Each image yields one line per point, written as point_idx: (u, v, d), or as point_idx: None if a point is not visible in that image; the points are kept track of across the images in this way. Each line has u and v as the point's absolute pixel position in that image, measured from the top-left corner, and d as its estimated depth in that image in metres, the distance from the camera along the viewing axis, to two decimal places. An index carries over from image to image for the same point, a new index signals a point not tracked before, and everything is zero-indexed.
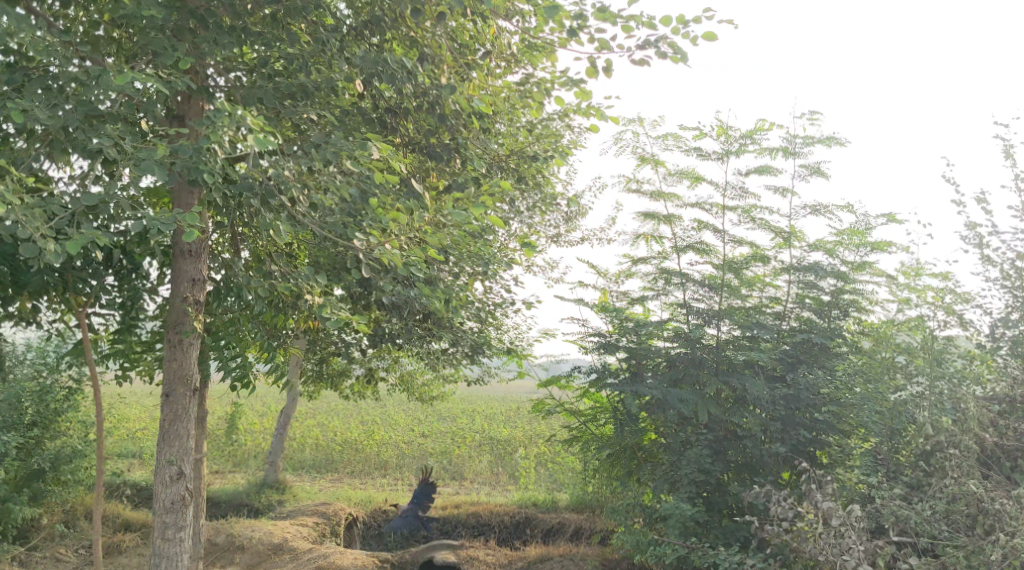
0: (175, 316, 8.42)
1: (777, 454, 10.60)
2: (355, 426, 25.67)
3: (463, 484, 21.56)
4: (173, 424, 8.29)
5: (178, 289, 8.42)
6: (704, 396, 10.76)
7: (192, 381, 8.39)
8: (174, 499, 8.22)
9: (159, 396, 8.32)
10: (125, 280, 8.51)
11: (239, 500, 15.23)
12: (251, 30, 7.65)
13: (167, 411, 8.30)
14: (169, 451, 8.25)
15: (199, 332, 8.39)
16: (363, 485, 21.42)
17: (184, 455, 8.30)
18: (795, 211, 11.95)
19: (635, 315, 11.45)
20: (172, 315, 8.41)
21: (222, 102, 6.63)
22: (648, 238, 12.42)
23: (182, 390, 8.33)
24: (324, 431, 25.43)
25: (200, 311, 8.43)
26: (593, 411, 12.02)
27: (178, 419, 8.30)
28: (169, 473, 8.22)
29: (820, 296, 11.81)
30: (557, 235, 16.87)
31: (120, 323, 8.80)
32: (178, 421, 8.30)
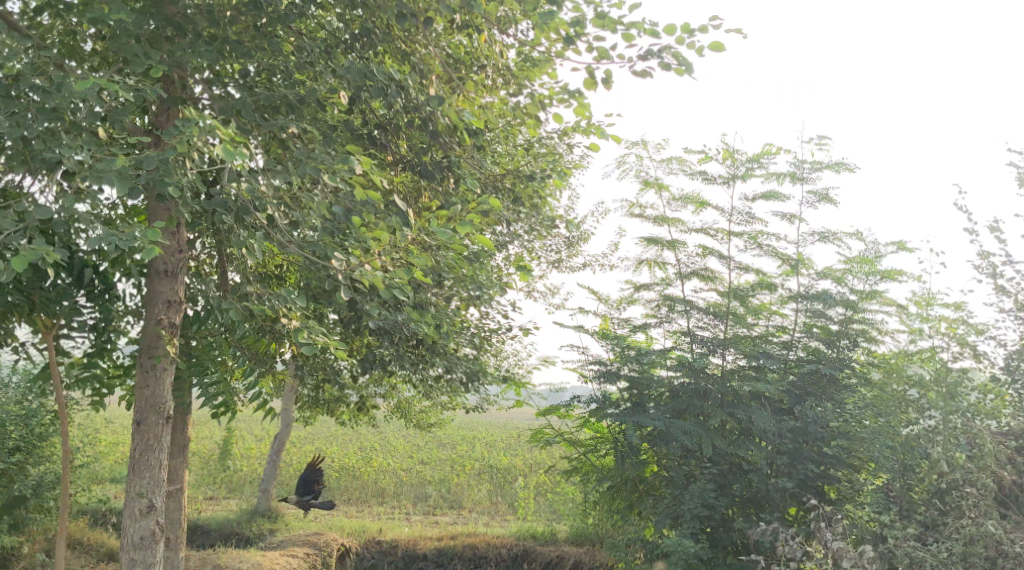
0: (149, 340, 8.11)
1: (784, 489, 10.23)
2: (352, 453, 25.27)
3: (461, 513, 21.12)
4: (144, 455, 7.93)
5: (153, 311, 8.12)
6: (708, 428, 10.41)
7: (165, 409, 8.04)
8: (143, 535, 7.84)
9: (131, 425, 7.98)
10: (97, 300, 8.22)
11: (230, 529, 14.84)
12: (231, 40, 7.41)
13: (138, 440, 7.95)
14: (139, 484, 7.89)
15: (173, 357, 8.06)
16: (360, 513, 21.00)
17: (154, 488, 7.94)
18: (803, 237, 11.62)
19: (636, 343, 11.11)
20: (145, 339, 8.11)
21: (189, 111, 6.38)
22: (651, 264, 12.10)
23: (154, 418, 7.98)
24: (321, 458, 25.03)
25: (175, 334, 8.12)
26: (593, 442, 11.69)
27: (149, 450, 7.94)
28: (138, 506, 7.86)
29: (828, 326, 11.49)
30: (558, 260, 16.58)
31: (92, 346, 8.49)
32: (149, 451, 7.95)
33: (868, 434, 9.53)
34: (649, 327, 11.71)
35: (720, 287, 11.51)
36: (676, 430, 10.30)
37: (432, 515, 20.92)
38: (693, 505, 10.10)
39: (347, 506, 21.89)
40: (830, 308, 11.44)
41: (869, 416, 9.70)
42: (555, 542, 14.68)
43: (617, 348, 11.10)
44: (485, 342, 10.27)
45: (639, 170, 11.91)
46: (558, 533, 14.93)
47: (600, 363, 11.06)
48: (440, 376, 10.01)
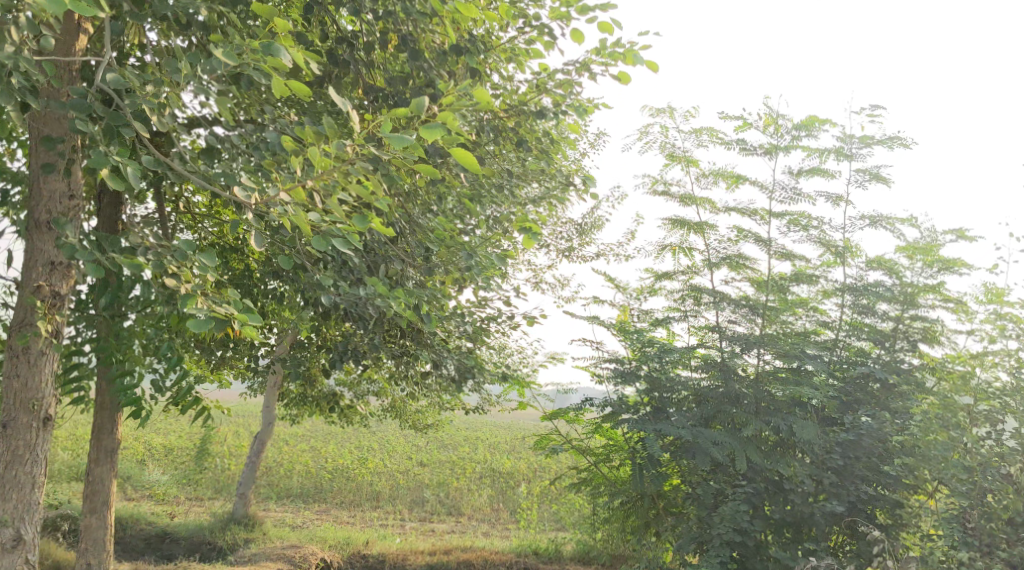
0: (22, 314, 6.83)
1: (831, 513, 8.77)
2: (347, 453, 23.85)
3: (460, 521, 19.72)
4: (10, 468, 6.69)
5: (30, 275, 6.80)
6: (740, 438, 8.96)
7: (41, 408, 6.80)
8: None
9: None
10: None
11: (201, 538, 13.41)
12: None
13: (5, 449, 6.71)
14: (4, 507, 6.65)
15: (49, 338, 6.75)
16: (351, 519, 19.59)
17: (23, 514, 6.70)
18: (850, 222, 10.16)
19: (659, 338, 9.65)
20: (18, 312, 6.83)
21: None
22: (675, 249, 10.65)
23: (25, 420, 6.74)
24: (314, 457, 23.64)
25: (55, 305, 6.79)
26: (605, 450, 10.30)
27: (16, 462, 6.70)
28: (4, 538, 6.62)
29: (877, 323, 10.04)
30: (569, 248, 15.17)
31: None
32: (16, 463, 6.70)
33: (937, 452, 8.08)
34: (672, 321, 10.23)
35: (756, 278, 10.04)
36: (704, 441, 8.81)
37: (428, 522, 19.52)
38: (724, 530, 8.63)
39: (338, 510, 20.47)
40: (875, 301, 9.99)
41: (936, 428, 8.24)
42: (560, 560, 13.23)
43: (637, 344, 9.63)
44: (485, 334, 8.84)
45: (665, 142, 10.41)
46: (563, 549, 13.48)
47: (618, 361, 9.59)
48: (429, 371, 8.59)
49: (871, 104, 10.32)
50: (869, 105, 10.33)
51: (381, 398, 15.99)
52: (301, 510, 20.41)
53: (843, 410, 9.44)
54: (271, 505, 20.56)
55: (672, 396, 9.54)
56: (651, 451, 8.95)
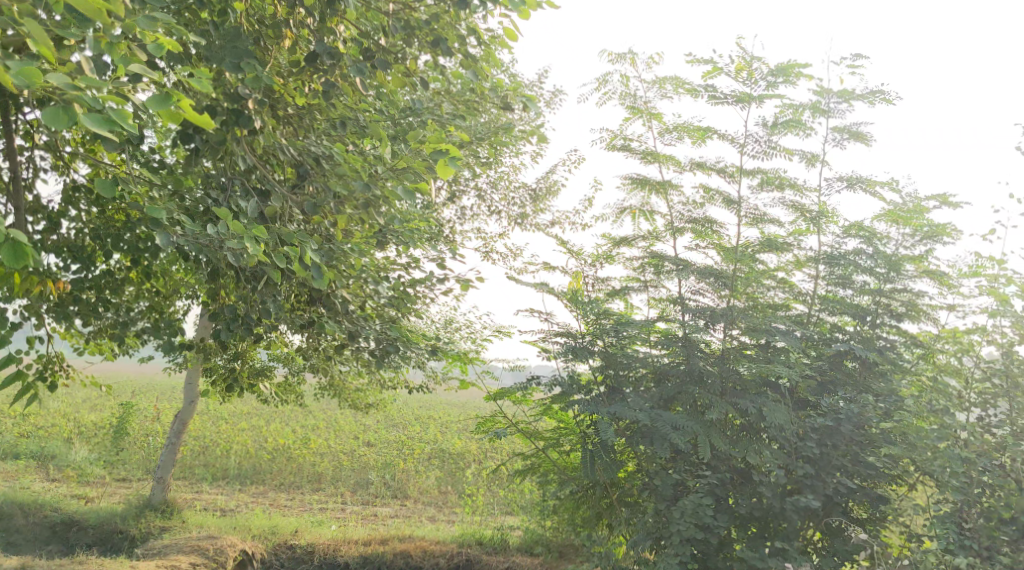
0: None
1: (805, 507, 7.76)
2: (289, 433, 22.64)
3: (405, 505, 18.64)
4: None
5: None
6: (705, 422, 7.92)
7: None
8: None
9: None
10: None
11: (112, 526, 12.27)
12: None
13: None
14: None
15: None
16: (289, 503, 18.43)
17: None
18: (828, 183, 9.16)
19: (615, 310, 8.61)
20: None
21: None
22: (634, 213, 9.59)
23: None
24: (255, 435, 22.40)
25: None
26: (555, 434, 9.24)
27: None
28: None
29: (855, 296, 9.06)
30: (522, 215, 14.07)
31: None
32: None
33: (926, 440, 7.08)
34: (631, 293, 9.17)
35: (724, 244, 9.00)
36: (664, 425, 7.75)
37: (371, 506, 18.44)
38: (684, 528, 7.57)
39: (276, 492, 19.30)
40: (853, 269, 9.03)
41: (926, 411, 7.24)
42: (507, 552, 12.16)
43: (591, 316, 8.56)
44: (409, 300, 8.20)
45: (625, 92, 9.35)
46: (511, 539, 12.45)
47: (572, 337, 8.52)
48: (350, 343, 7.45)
49: (853, 55, 9.33)
50: (851, 55, 9.34)
51: (318, 374, 14.83)
52: (236, 492, 19.21)
53: (818, 391, 8.47)
54: (204, 488, 19.33)
55: (629, 374, 8.51)
56: (604, 436, 7.87)
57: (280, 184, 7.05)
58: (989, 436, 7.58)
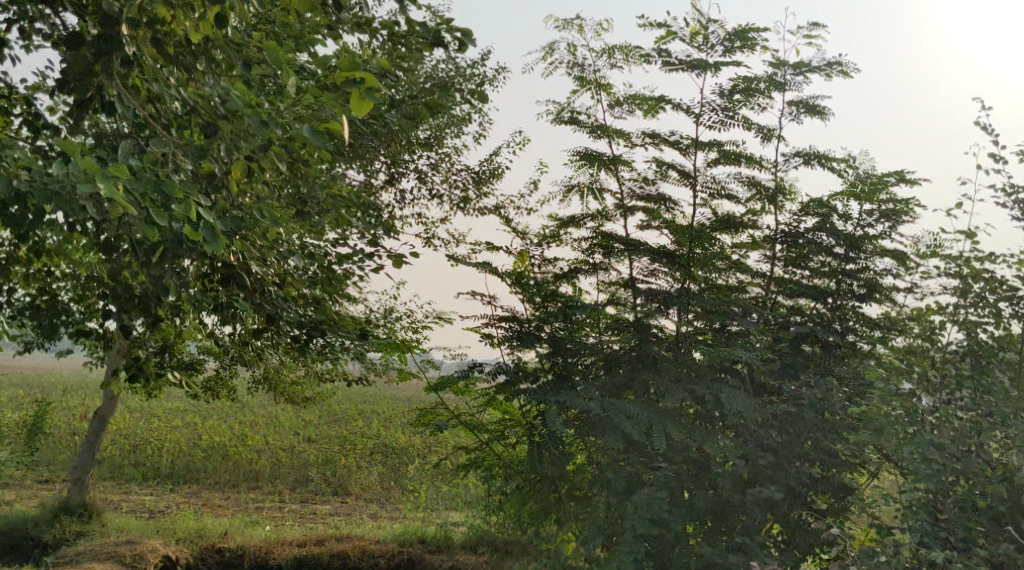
0: None
1: (766, 500, 7.27)
2: (225, 429, 21.79)
3: (346, 502, 17.96)
4: None
5: None
6: (658, 410, 7.41)
7: None
8: None
9: None
10: None
11: (22, 532, 11.92)
12: None
13: None
14: None
15: None
16: (223, 503, 17.67)
17: None
18: (785, 159, 8.71)
19: (563, 293, 8.07)
20: None
21: None
22: (582, 192, 9.06)
23: None
24: (189, 432, 21.55)
25: None
26: (501, 426, 8.68)
27: None
28: None
29: (814, 277, 8.62)
30: (464, 199, 13.48)
31: None
32: None
33: None
34: (579, 274, 8.63)
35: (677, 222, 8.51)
36: (615, 414, 7.22)
37: (310, 504, 17.73)
38: (638, 523, 7.02)
39: (211, 492, 18.53)
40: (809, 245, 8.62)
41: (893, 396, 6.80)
42: (451, 550, 11.58)
43: (537, 300, 8.00)
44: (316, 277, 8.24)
45: (572, 62, 8.81)
46: (455, 536, 11.86)
47: (521, 321, 7.94)
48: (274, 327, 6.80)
49: (810, 25, 8.88)
50: (808, 26, 8.89)
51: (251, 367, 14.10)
52: (167, 492, 18.37)
53: (777, 377, 8.01)
54: (134, 488, 18.45)
55: (577, 361, 7.98)
56: (552, 427, 7.30)
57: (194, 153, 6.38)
58: (957, 421, 7.14)
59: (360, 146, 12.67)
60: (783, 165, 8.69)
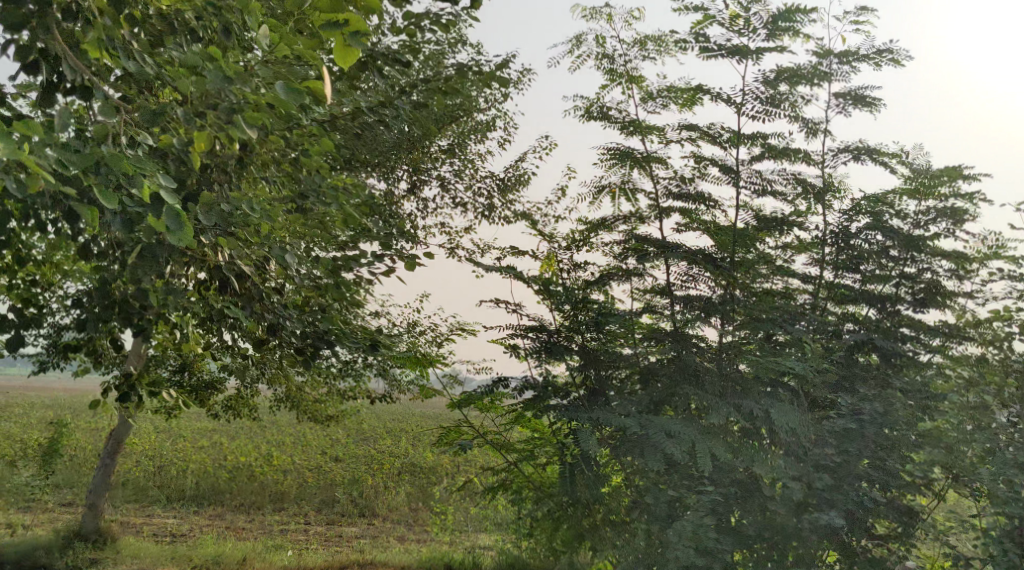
0: None
1: (823, 526, 6.61)
2: (252, 450, 21.28)
3: (373, 524, 17.38)
4: None
5: None
6: (703, 428, 6.76)
7: None
8: None
9: None
10: None
11: (34, 560, 11.36)
12: None
13: None
14: None
15: None
16: (247, 526, 17.16)
17: None
18: (834, 154, 8.05)
19: (595, 300, 7.45)
20: None
21: None
22: (614, 193, 8.45)
23: None
24: (214, 453, 21.07)
25: None
26: (531, 445, 8.07)
27: None
28: None
29: (869, 282, 7.95)
30: (490, 207, 12.89)
31: None
32: None
33: None
34: (612, 281, 8.01)
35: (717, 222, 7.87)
36: (655, 433, 6.57)
37: (336, 526, 17.17)
38: (682, 553, 6.36)
39: (235, 514, 18.03)
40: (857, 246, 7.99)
41: None
42: None
43: (567, 309, 7.38)
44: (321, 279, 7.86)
45: (602, 54, 8.22)
46: (484, 562, 11.25)
47: (550, 332, 7.31)
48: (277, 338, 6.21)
49: (859, 9, 8.25)
50: (857, 10, 8.26)
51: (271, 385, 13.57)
52: (191, 515, 17.88)
53: (833, 390, 7.33)
54: (157, 511, 17.94)
55: (612, 375, 7.34)
56: (586, 447, 6.65)
57: (189, 151, 5.83)
58: None
59: (381, 153, 12.14)
60: (831, 160, 8.03)
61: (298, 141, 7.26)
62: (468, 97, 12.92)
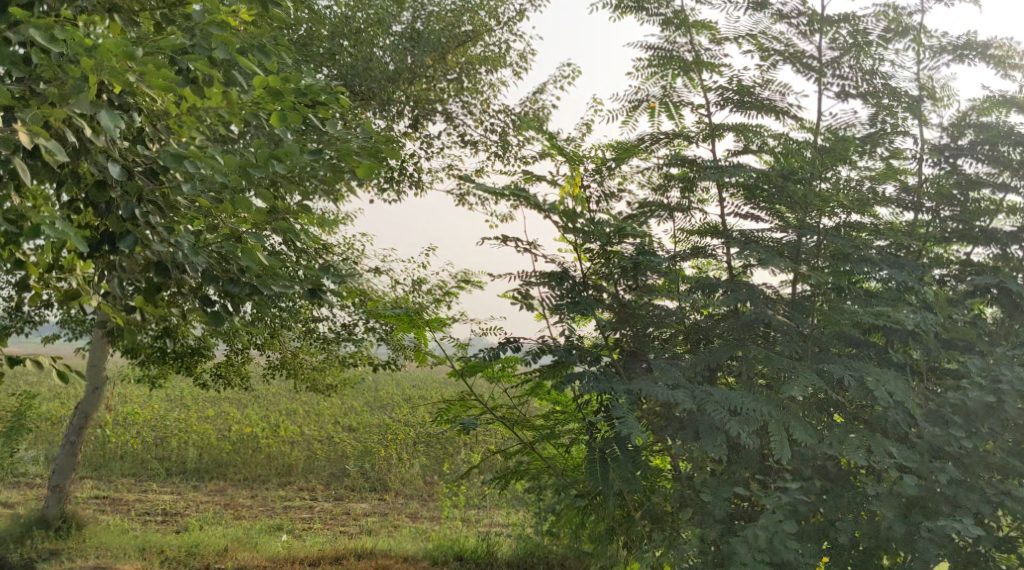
0: None
1: (938, 530, 5.03)
2: (263, 419, 19.41)
3: (384, 500, 15.02)
4: None
5: None
6: (776, 404, 5.15)
7: None
8: None
9: None
10: None
11: None
12: None
13: None
14: None
15: None
16: (250, 498, 15.02)
17: None
18: (936, 54, 6.36)
19: (632, 238, 5.83)
20: None
21: None
22: (651, 108, 6.78)
23: None
24: (224, 421, 19.21)
25: None
26: (554, 421, 6.45)
27: None
28: None
29: (979, 214, 6.30)
30: (505, 144, 11.20)
31: None
32: None
33: None
34: (651, 219, 6.37)
35: (787, 140, 6.16)
36: (715, 409, 4.98)
37: (347, 497, 15.14)
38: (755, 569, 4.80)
39: (233, 491, 15.43)
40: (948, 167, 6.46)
41: None
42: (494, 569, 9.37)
43: (596, 251, 5.71)
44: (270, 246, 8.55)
45: None
46: (502, 551, 9.65)
47: (576, 282, 5.64)
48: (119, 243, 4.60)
49: None
50: None
51: (261, 349, 11.41)
52: (186, 491, 15.37)
53: (939, 351, 5.71)
54: (152, 487, 15.41)
55: (653, 333, 5.74)
56: (623, 425, 5.06)
57: None
58: None
59: (377, 81, 10.45)
60: (935, 62, 6.38)
61: (228, 27, 5.52)
62: (476, 19, 11.18)
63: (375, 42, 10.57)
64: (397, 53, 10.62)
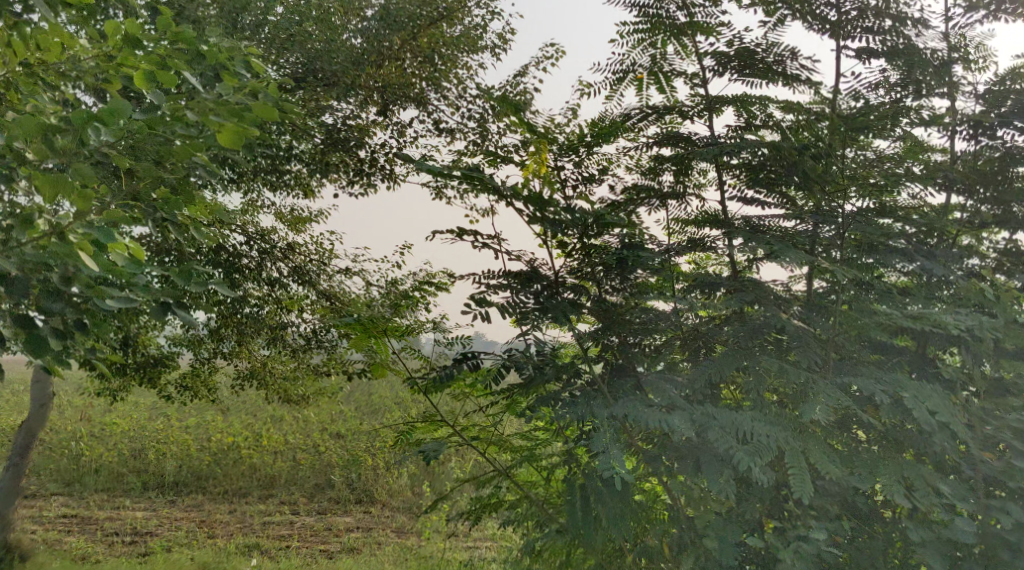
0: None
1: None
2: (246, 421, 16.06)
3: (372, 516, 11.16)
4: None
5: None
6: (794, 429, 4.30)
7: None
8: None
9: None
10: None
11: None
12: None
13: None
14: None
15: None
16: (223, 521, 11.00)
17: None
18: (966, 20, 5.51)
19: (616, 229, 4.93)
20: None
21: None
22: (637, 80, 5.86)
23: None
24: (213, 418, 16.33)
25: None
26: (536, 442, 5.48)
27: None
28: None
29: (1016, 199, 5.47)
30: (484, 129, 10.23)
31: None
32: None
33: None
34: (639, 207, 5.46)
35: (799, 113, 5.26)
36: (724, 437, 4.13)
37: (327, 524, 10.94)
38: None
39: (205, 507, 11.56)
40: (985, 141, 5.57)
41: None
42: None
43: (572, 246, 4.80)
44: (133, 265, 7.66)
45: None
46: None
47: (547, 284, 4.72)
48: None
49: None
50: None
51: (227, 347, 8.93)
52: (158, 510, 11.41)
53: (979, 359, 4.90)
54: (125, 501, 11.60)
55: (644, 342, 4.85)
56: (612, 456, 4.15)
57: None
58: None
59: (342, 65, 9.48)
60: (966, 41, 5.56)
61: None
62: None
63: (342, 23, 9.19)
64: (367, 35, 9.21)
